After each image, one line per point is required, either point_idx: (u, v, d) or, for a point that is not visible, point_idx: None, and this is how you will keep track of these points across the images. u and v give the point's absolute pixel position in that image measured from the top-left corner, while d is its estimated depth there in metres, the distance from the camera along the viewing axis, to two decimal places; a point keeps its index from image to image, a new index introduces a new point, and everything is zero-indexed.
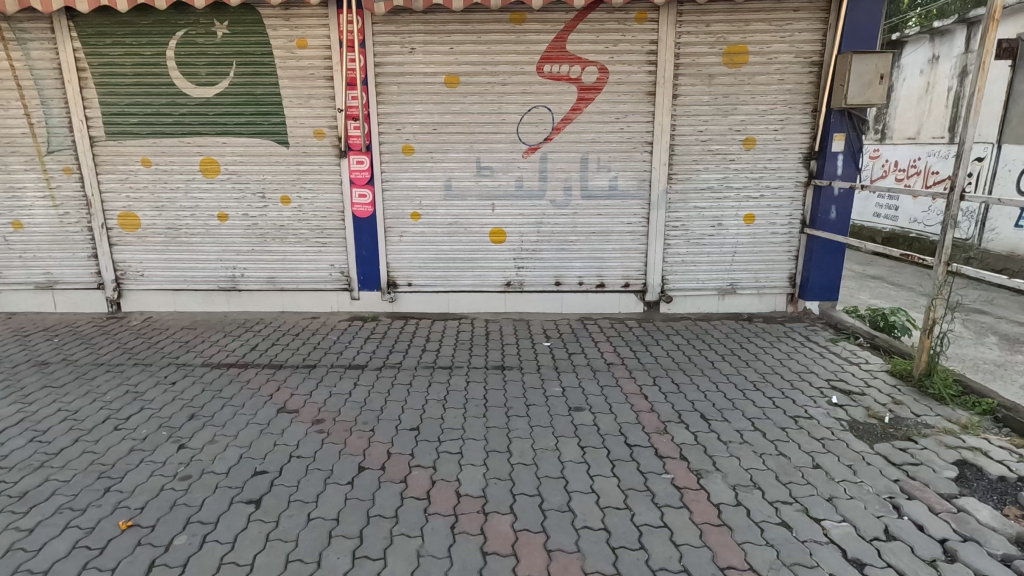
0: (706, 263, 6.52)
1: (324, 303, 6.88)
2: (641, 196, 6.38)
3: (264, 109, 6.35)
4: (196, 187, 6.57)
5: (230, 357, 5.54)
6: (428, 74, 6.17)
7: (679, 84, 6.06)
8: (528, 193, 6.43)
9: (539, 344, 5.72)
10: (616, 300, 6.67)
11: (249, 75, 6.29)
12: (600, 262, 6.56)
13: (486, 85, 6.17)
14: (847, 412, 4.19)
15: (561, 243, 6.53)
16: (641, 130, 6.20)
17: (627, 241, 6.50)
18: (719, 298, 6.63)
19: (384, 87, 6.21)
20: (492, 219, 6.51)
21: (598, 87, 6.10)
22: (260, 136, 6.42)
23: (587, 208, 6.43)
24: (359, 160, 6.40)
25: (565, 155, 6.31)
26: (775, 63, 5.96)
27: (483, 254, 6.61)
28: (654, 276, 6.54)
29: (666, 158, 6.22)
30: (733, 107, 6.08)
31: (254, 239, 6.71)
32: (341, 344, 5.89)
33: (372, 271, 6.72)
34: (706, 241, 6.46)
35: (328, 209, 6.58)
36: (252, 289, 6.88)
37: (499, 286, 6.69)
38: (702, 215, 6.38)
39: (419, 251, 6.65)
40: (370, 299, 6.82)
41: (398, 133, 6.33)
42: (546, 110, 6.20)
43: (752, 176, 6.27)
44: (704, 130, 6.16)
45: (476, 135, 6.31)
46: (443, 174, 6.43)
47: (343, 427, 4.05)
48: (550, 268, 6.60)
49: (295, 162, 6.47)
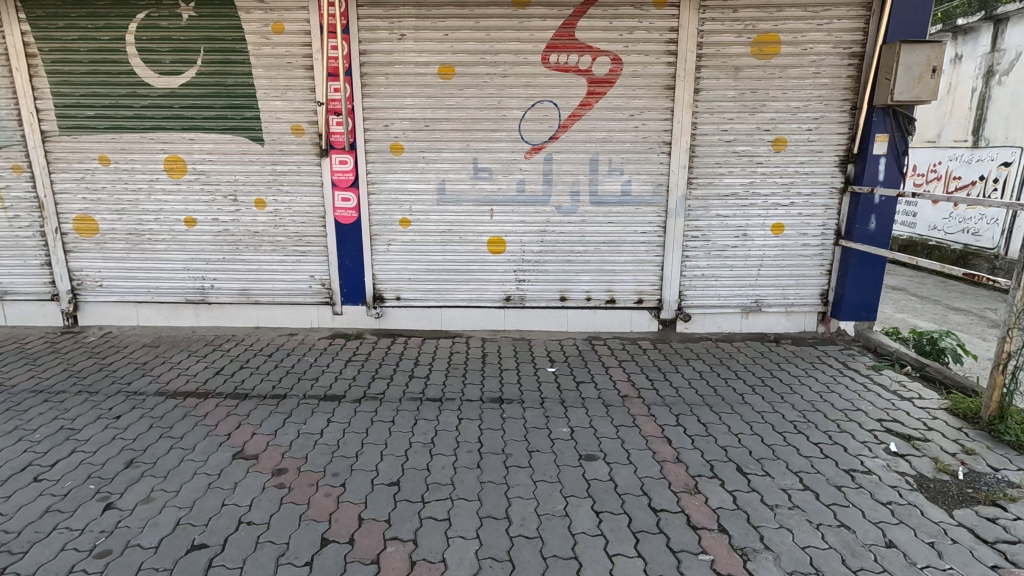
0: (728, 278, 5.85)
1: (303, 318, 6.19)
2: (657, 202, 5.70)
3: (235, 102, 5.66)
4: (160, 189, 5.89)
5: (190, 384, 4.83)
6: (419, 63, 5.50)
7: (702, 77, 5.39)
8: (531, 198, 5.75)
9: (542, 371, 5.03)
10: (628, 318, 5.98)
11: (219, 64, 5.60)
12: (610, 276, 5.89)
13: (485, 77, 5.50)
14: (912, 464, 3.51)
15: (566, 254, 5.86)
16: (658, 128, 5.53)
17: (640, 252, 5.83)
18: (742, 317, 5.95)
19: (370, 78, 5.54)
20: (490, 226, 5.84)
21: (612, 80, 5.43)
22: (231, 132, 5.73)
23: (596, 215, 5.75)
24: (342, 160, 5.72)
25: (572, 156, 5.63)
26: (810, 55, 5.29)
27: (480, 266, 5.93)
28: (671, 292, 5.87)
29: (685, 160, 5.55)
30: (762, 104, 5.41)
31: (226, 246, 6.02)
32: (317, 367, 5.20)
33: (357, 284, 6.04)
34: (729, 254, 5.79)
35: (308, 214, 5.90)
36: (223, 303, 6.19)
37: (497, 301, 6.02)
38: (724, 224, 5.72)
39: (409, 261, 5.97)
40: (354, 315, 6.14)
41: (385, 130, 5.65)
42: (552, 106, 5.52)
43: (782, 181, 5.60)
44: (729, 129, 5.49)
45: (473, 133, 5.63)
46: (436, 175, 5.75)
47: (309, 481, 3.37)
48: (555, 281, 5.93)
49: (270, 161, 5.79)
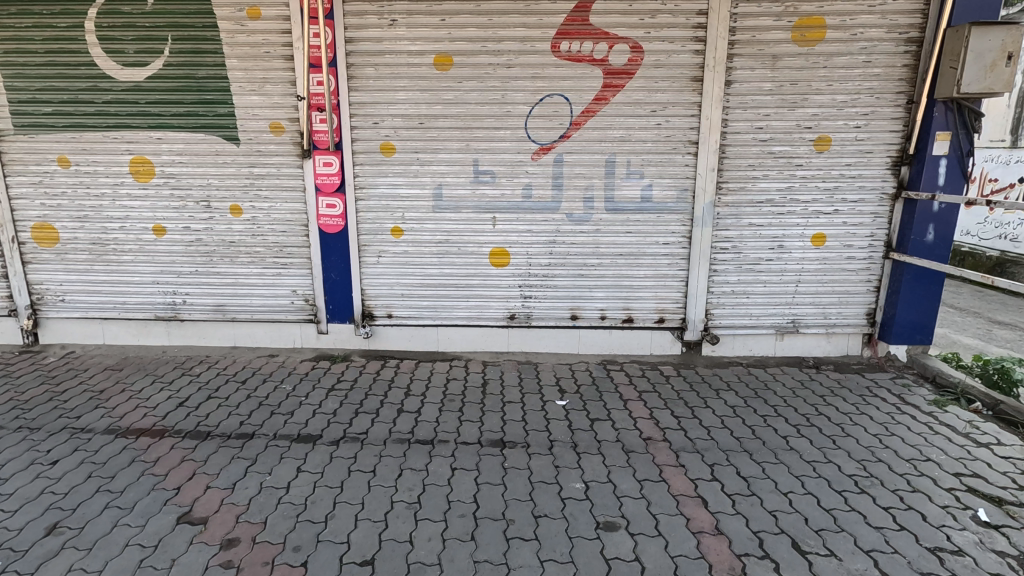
0: (761, 295, 5.17)
1: (284, 337, 5.58)
2: (681, 209, 5.03)
3: (208, 97, 5.05)
4: (125, 194, 5.29)
5: (147, 419, 4.22)
6: (413, 53, 4.87)
7: (734, 67, 4.72)
8: (538, 205, 5.09)
9: (551, 405, 4.36)
10: (647, 339, 5.32)
11: (188, 54, 4.99)
12: (627, 292, 5.23)
13: (487, 68, 4.86)
14: (1011, 540, 2.84)
15: (578, 268, 5.20)
16: (684, 125, 4.86)
17: (661, 266, 5.17)
18: (777, 339, 5.27)
19: (358, 70, 4.92)
20: (493, 236, 5.19)
21: (631, 71, 4.77)
22: (203, 131, 5.12)
23: (612, 223, 5.09)
24: (327, 161, 5.10)
25: (585, 157, 4.97)
26: (861, 40, 4.60)
27: (481, 281, 5.29)
28: (696, 311, 5.21)
29: (714, 162, 4.88)
30: (803, 97, 4.73)
31: (199, 258, 5.42)
32: (294, 397, 4.58)
33: (343, 300, 5.42)
34: (763, 268, 5.11)
35: (289, 221, 5.28)
36: (197, 320, 5.58)
37: (500, 319, 5.37)
38: (758, 234, 5.04)
39: (401, 275, 5.33)
40: (341, 334, 5.51)
41: (375, 128, 5.02)
42: (562, 100, 4.87)
43: (824, 186, 4.91)
44: (764, 127, 4.81)
45: (473, 131, 4.99)
46: (432, 179, 5.11)
47: (265, 559, 2.75)
48: (564, 298, 5.27)
49: (246, 163, 5.17)
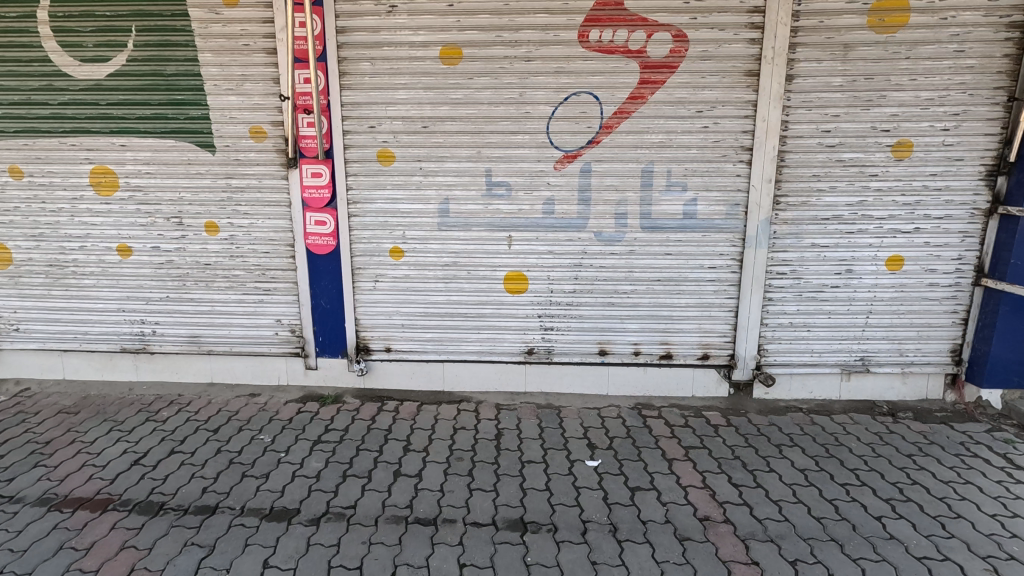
0: (824, 328, 4.39)
1: (268, 373, 4.85)
2: (730, 228, 4.27)
3: (179, 97, 4.35)
4: (85, 209, 4.60)
5: (91, 483, 3.50)
6: (415, 44, 4.15)
7: (797, 60, 3.97)
8: (560, 222, 4.34)
9: (580, 467, 3.59)
10: (689, 378, 4.54)
11: (155, 47, 4.29)
12: (665, 324, 4.47)
13: (502, 62, 4.13)
14: None
15: (608, 295, 4.45)
16: (736, 128, 4.10)
17: (707, 293, 4.40)
18: (843, 380, 4.48)
19: (351, 64, 4.20)
20: (508, 259, 4.44)
21: (673, 65, 4.02)
22: (173, 136, 4.42)
23: (649, 244, 4.33)
24: (316, 172, 4.39)
25: (617, 166, 4.22)
26: (951, 26, 3.83)
27: (494, 310, 4.54)
28: (746, 346, 4.44)
29: (771, 172, 4.12)
30: (879, 95, 3.96)
31: (170, 283, 4.70)
32: (272, 452, 3.84)
33: (335, 331, 4.69)
34: (827, 296, 4.33)
35: (272, 241, 4.57)
36: (168, 353, 4.86)
37: (516, 354, 4.61)
38: (822, 257, 4.26)
39: (402, 303, 4.60)
40: (332, 370, 4.78)
41: (372, 132, 4.30)
42: (591, 100, 4.13)
43: (903, 201, 4.13)
44: (832, 130, 4.04)
45: (486, 136, 4.26)
46: (437, 192, 4.38)
47: None
48: (592, 330, 4.52)
49: (223, 174, 4.47)
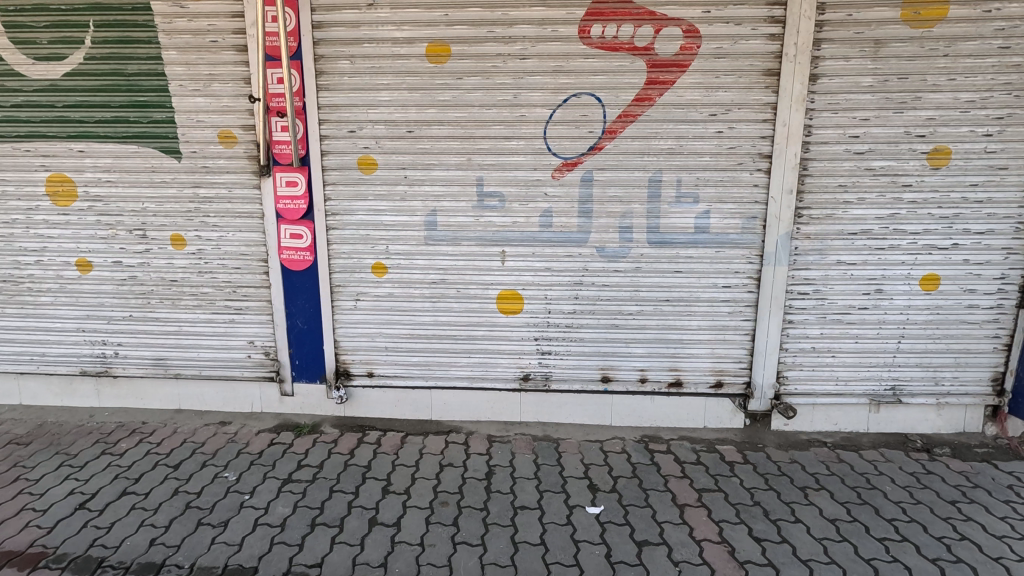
0: (851, 354, 3.97)
1: (240, 399, 4.45)
2: (747, 243, 3.86)
3: (141, 99, 3.98)
4: (41, 221, 4.21)
5: (26, 533, 3.12)
6: (399, 41, 3.77)
7: (821, 58, 3.57)
8: (559, 236, 3.94)
9: (579, 516, 3.19)
10: (700, 409, 4.13)
11: (116, 44, 3.92)
12: (675, 348, 4.06)
13: (495, 60, 3.74)
14: None
15: (612, 316, 4.04)
16: (754, 133, 3.70)
17: (721, 315, 3.99)
18: (871, 411, 4.05)
19: (329, 63, 3.83)
20: (502, 276, 4.04)
21: (683, 63, 3.63)
22: (135, 142, 4.04)
23: (656, 261, 3.92)
24: (291, 181, 4.00)
25: (622, 176, 3.82)
26: (995, 20, 3.44)
27: (487, 332, 4.14)
28: (763, 373, 4.02)
29: (792, 182, 3.72)
30: (913, 96, 3.56)
31: (133, 301, 4.31)
32: (235, 494, 3.44)
33: (312, 354, 4.30)
34: (854, 319, 3.91)
35: (244, 256, 4.17)
36: (132, 377, 4.47)
37: (510, 380, 4.20)
38: (849, 275, 3.85)
39: (385, 324, 4.20)
40: (310, 397, 4.38)
41: (352, 138, 3.92)
42: (593, 102, 3.74)
43: (940, 214, 3.72)
44: (861, 135, 3.64)
45: (476, 141, 3.87)
46: (424, 203, 3.99)
47: None
48: (594, 354, 4.10)
49: (190, 182, 4.09)
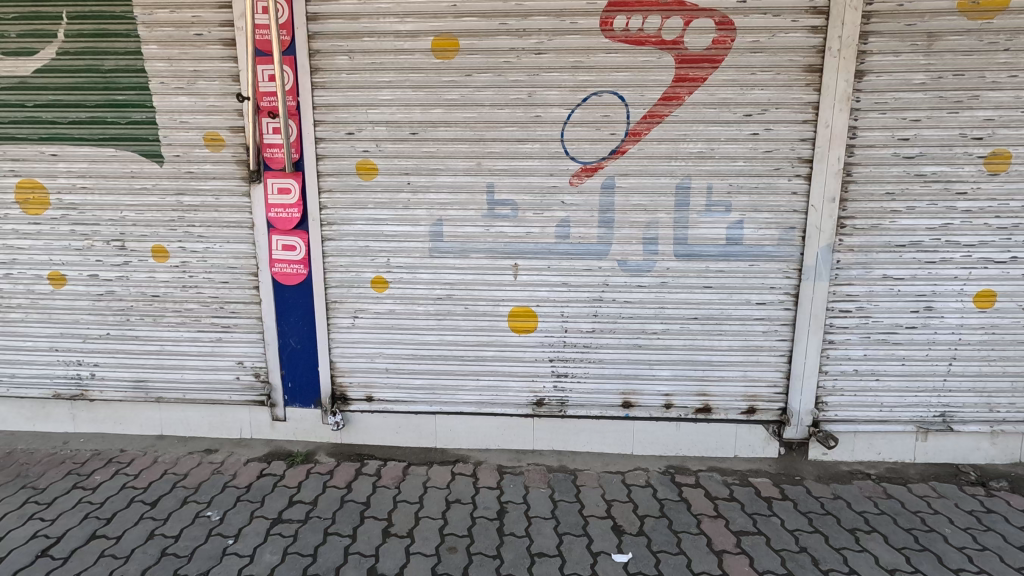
0: (897, 378, 3.62)
1: (228, 425, 4.09)
2: (784, 256, 3.51)
3: (119, 98, 3.63)
4: (10, 230, 3.86)
5: None
6: (403, 34, 3.43)
7: (868, 52, 3.24)
8: (577, 248, 3.59)
9: (603, 566, 2.87)
10: (731, 436, 3.77)
11: (91, 38, 3.58)
12: (703, 371, 3.70)
13: (507, 55, 3.41)
14: None
15: (635, 336, 3.69)
16: (793, 136, 3.36)
17: (755, 335, 3.64)
18: (919, 440, 3.69)
19: (325, 58, 3.49)
20: (514, 292, 3.69)
21: (716, 59, 3.29)
22: (113, 144, 3.69)
23: (684, 276, 3.58)
24: (283, 188, 3.65)
25: (647, 182, 3.48)
26: None
27: (497, 353, 3.79)
28: (801, 398, 3.67)
29: (835, 190, 3.38)
30: (970, 95, 3.23)
31: (111, 317, 3.96)
32: (218, 538, 3.09)
33: (306, 376, 3.94)
34: (901, 339, 3.56)
35: (232, 269, 3.82)
36: (110, 400, 4.10)
37: (522, 406, 3.85)
38: (896, 292, 3.50)
39: (386, 343, 3.84)
40: (304, 422, 4.01)
41: (351, 141, 3.58)
42: (616, 102, 3.41)
43: (997, 224, 3.38)
44: (911, 138, 3.31)
45: (487, 144, 3.52)
46: (429, 212, 3.64)
47: None
48: (614, 377, 3.75)
49: (172, 189, 3.73)
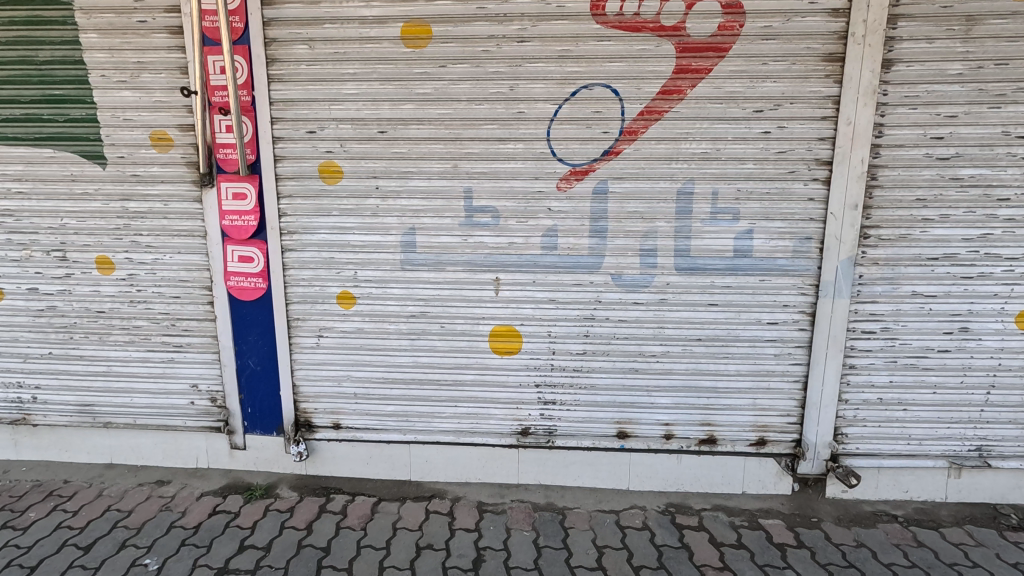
0: (927, 408, 3.21)
1: (183, 453, 3.71)
2: (799, 270, 3.10)
3: (57, 93, 3.27)
4: None
5: None
6: (369, 20, 3.05)
7: (896, 39, 2.84)
8: (565, 261, 3.20)
9: None
10: (738, 471, 3.37)
11: (25, 26, 3.21)
12: (708, 398, 3.30)
13: (486, 43, 3.02)
14: None
15: (631, 358, 3.29)
16: (810, 135, 2.96)
17: (766, 358, 3.23)
18: (951, 477, 3.28)
19: (282, 48, 3.11)
20: (495, 309, 3.30)
21: (722, 47, 2.89)
22: (51, 145, 3.33)
23: (686, 292, 3.18)
24: (238, 193, 3.28)
25: (644, 186, 3.08)
26: None
27: (477, 377, 3.40)
28: (817, 429, 3.26)
29: (857, 196, 2.97)
30: (1014, 87, 2.82)
31: (53, 335, 3.59)
32: None
33: (267, 401, 3.57)
34: (932, 364, 3.15)
35: (183, 283, 3.45)
36: (54, 426, 3.74)
37: (506, 435, 3.45)
38: (927, 311, 3.09)
39: (355, 365, 3.46)
40: (265, 451, 3.64)
41: (313, 140, 3.20)
42: (609, 96, 3.01)
43: None
44: (946, 136, 2.90)
45: (464, 144, 3.13)
46: (400, 219, 3.25)
47: None
48: (607, 405, 3.35)
49: (117, 194, 3.36)
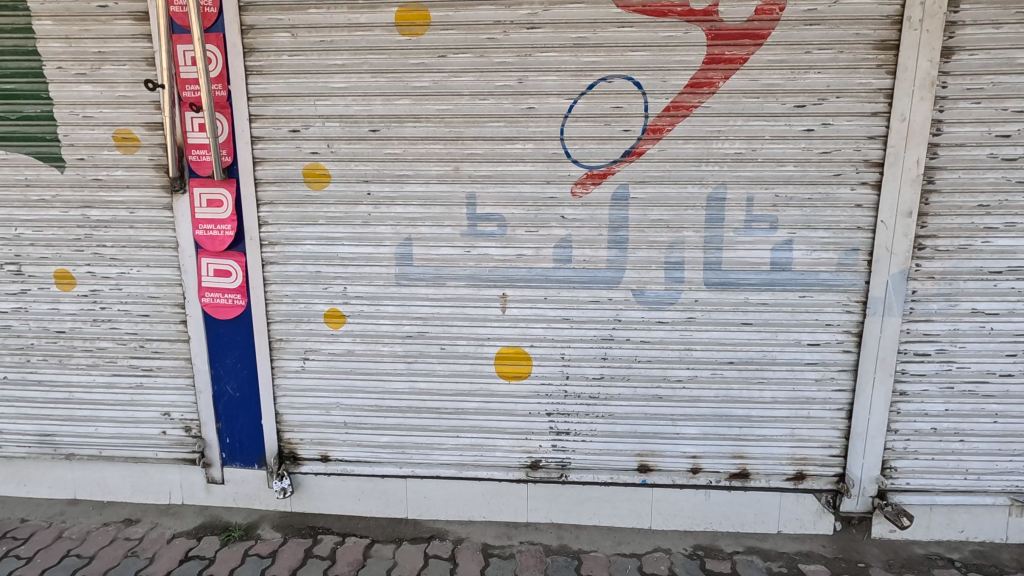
0: (986, 439, 2.86)
1: (154, 487, 3.34)
2: (845, 285, 2.76)
3: (9, 87, 2.91)
4: None
5: None
6: (359, 5, 2.70)
7: (958, 24, 2.50)
8: (581, 275, 2.85)
9: None
10: (773, 509, 3.01)
11: None
12: (740, 428, 2.95)
13: (491, 30, 2.67)
14: None
15: (654, 383, 2.94)
16: (859, 133, 2.61)
17: (806, 383, 2.88)
18: (1012, 515, 2.92)
19: (261, 36, 2.75)
20: (502, 329, 2.95)
21: (760, 34, 2.55)
22: (3, 145, 2.96)
23: (717, 309, 2.83)
24: (212, 199, 2.92)
25: (670, 191, 2.73)
26: None
27: (481, 405, 3.04)
28: (863, 463, 2.91)
29: (912, 202, 2.63)
30: None
31: (9, 358, 3.22)
32: None
33: (247, 430, 3.20)
34: (992, 390, 2.81)
35: (152, 300, 3.08)
36: (12, 457, 3.37)
37: (513, 469, 3.09)
38: (988, 331, 2.74)
39: (344, 392, 3.09)
40: (245, 485, 3.27)
41: (296, 141, 2.84)
42: (630, 90, 2.66)
43: None
44: (1013, 134, 2.56)
45: (466, 144, 2.78)
46: (395, 229, 2.90)
47: None
48: (627, 435, 3.00)
49: (78, 201, 3.00)
